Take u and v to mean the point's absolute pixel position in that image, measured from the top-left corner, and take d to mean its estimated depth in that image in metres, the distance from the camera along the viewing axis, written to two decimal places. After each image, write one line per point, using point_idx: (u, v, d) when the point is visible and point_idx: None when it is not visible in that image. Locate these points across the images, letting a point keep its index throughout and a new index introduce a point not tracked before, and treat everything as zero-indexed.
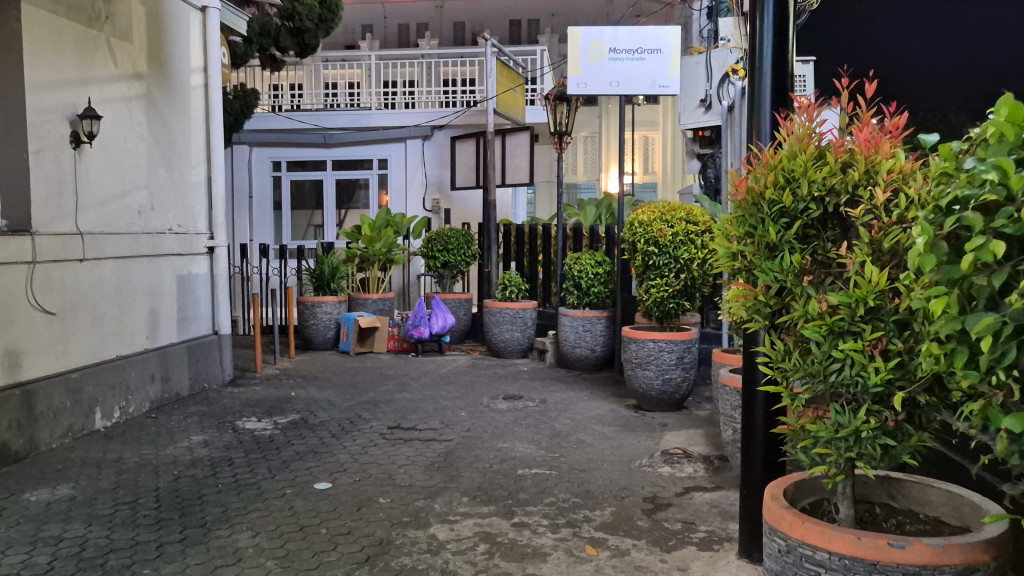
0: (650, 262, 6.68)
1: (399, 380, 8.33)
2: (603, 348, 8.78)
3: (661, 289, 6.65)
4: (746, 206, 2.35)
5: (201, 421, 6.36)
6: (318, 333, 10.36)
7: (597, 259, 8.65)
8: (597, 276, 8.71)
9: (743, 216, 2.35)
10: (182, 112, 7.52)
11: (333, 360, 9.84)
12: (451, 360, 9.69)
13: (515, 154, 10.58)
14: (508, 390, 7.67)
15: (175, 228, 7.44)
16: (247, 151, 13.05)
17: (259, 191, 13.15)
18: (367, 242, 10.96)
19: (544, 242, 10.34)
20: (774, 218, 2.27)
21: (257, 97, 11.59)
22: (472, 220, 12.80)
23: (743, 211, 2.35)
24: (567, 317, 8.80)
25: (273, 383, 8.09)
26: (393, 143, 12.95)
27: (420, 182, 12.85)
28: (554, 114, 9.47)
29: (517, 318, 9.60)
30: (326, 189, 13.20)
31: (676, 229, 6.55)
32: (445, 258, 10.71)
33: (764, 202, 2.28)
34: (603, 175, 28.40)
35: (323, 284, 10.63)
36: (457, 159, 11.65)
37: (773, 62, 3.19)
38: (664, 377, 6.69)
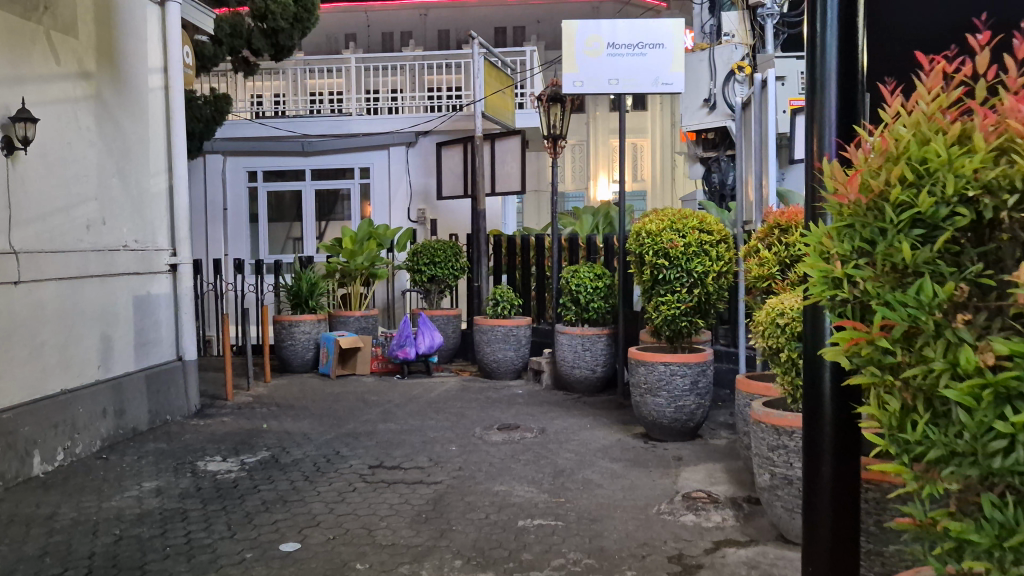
0: (659, 276, 6.05)
1: (382, 408, 7.62)
2: (604, 369, 8.11)
3: (673, 306, 5.97)
4: (856, 213, 1.72)
5: (157, 463, 5.62)
6: (296, 355, 9.63)
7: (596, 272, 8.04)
8: (597, 290, 8.09)
9: (852, 227, 1.72)
10: (138, 116, 6.80)
11: (312, 384, 9.11)
12: (440, 383, 8.98)
13: (505, 161, 9.92)
14: (503, 418, 6.98)
15: (130, 243, 6.70)
16: (220, 161, 12.33)
17: (234, 203, 12.42)
18: (348, 256, 10.31)
19: (537, 254, 9.70)
20: (902, 228, 1.64)
21: (231, 103, 10.85)
22: (459, 231, 12.12)
23: (853, 221, 1.72)
24: (564, 335, 8.14)
25: (244, 413, 7.36)
26: (375, 151, 12.26)
27: (405, 191, 12.16)
28: (547, 117, 8.80)
29: (511, 337, 8.91)
30: (305, 200, 12.49)
31: (688, 239, 5.90)
32: (432, 271, 10.08)
33: (887, 205, 1.65)
34: (591, 183, 28.04)
35: (301, 302, 9.91)
36: (443, 166, 10.95)
37: (840, 54, 2.52)
38: (677, 405, 6.02)
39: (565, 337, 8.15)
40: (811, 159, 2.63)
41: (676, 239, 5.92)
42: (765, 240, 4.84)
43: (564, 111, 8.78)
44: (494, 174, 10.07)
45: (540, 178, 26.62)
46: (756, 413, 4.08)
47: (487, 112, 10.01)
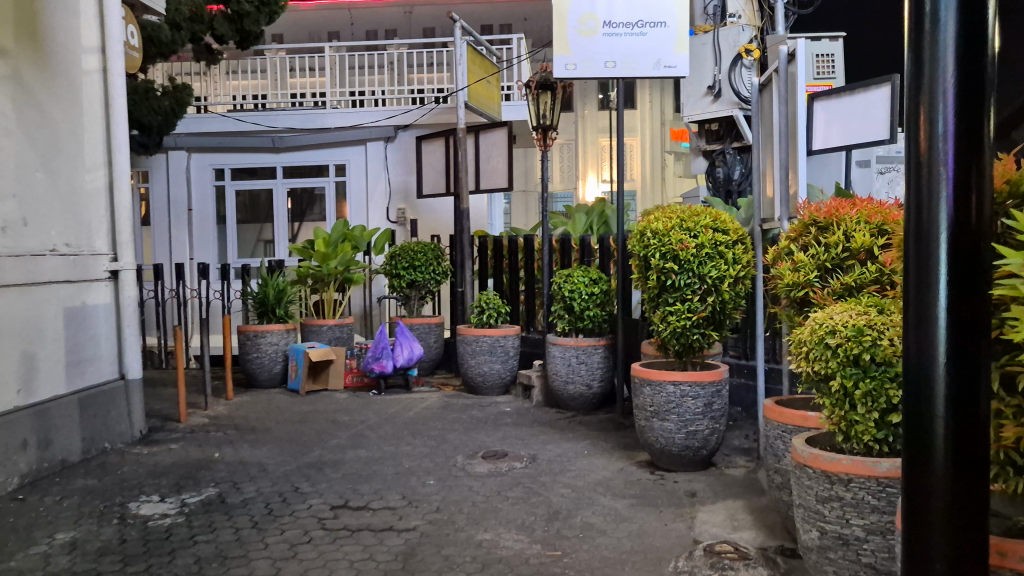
0: (666, 282, 5.26)
1: (353, 431, 6.79)
2: (601, 383, 7.34)
3: (683, 317, 5.20)
4: None
5: (81, 506, 4.77)
6: (262, 369, 8.77)
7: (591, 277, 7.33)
8: (592, 297, 7.36)
9: None
10: (69, 102, 5.97)
11: (279, 401, 8.27)
12: (420, 399, 8.16)
13: (490, 155, 9.11)
14: (488, 444, 6.16)
15: (61, 247, 5.87)
16: (184, 158, 11.45)
17: (200, 203, 11.55)
18: (321, 260, 9.49)
19: (525, 256, 8.90)
20: None
21: (192, 94, 9.93)
22: (442, 232, 11.31)
23: None
24: (556, 347, 7.36)
25: (196, 438, 6.51)
26: (352, 146, 11.43)
27: (383, 190, 11.34)
28: (536, 105, 7.99)
29: (497, 348, 8.11)
30: (276, 200, 11.63)
31: (700, 240, 5.13)
32: (411, 276, 9.30)
33: None
34: (580, 184, 27.40)
35: (267, 310, 9.06)
36: (423, 162, 10.12)
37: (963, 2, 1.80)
38: (689, 430, 5.24)
39: (556, 348, 7.37)
40: (911, 140, 1.90)
41: (688, 239, 5.15)
42: (798, 239, 4.08)
43: (554, 100, 7.98)
44: (478, 169, 9.26)
45: (527, 178, 25.88)
46: (798, 453, 3.28)
47: (470, 103, 9.22)
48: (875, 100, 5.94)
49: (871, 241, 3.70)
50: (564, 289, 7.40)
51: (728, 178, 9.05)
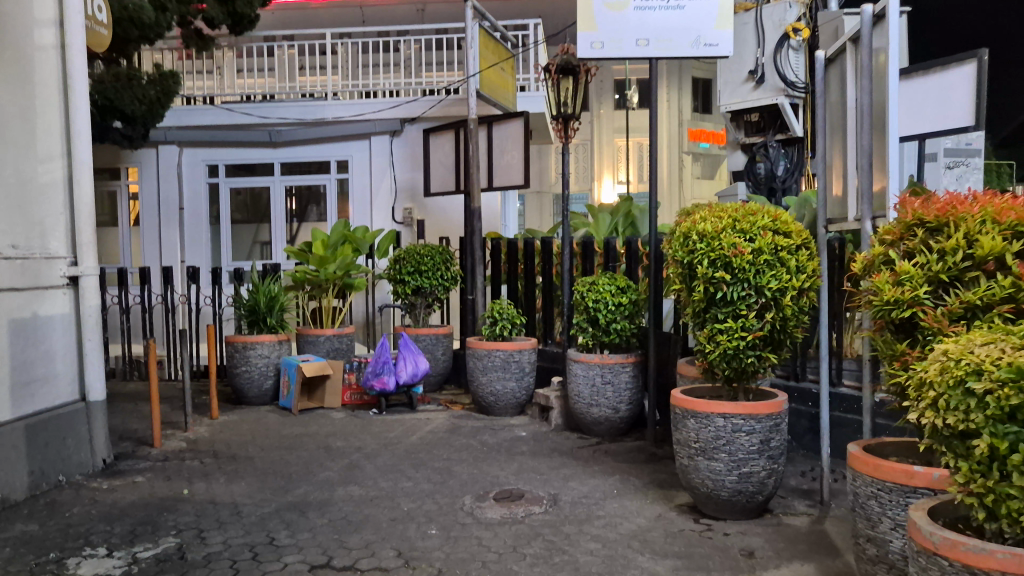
0: (716, 294, 4.39)
1: (348, 460, 5.95)
2: (629, 406, 6.48)
3: (735, 337, 4.33)
4: None
5: (9, 565, 3.95)
6: (251, 384, 7.94)
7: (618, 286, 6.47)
8: (620, 308, 6.51)
9: None
10: (12, 79, 5.17)
11: (269, 421, 7.44)
12: (425, 420, 7.31)
13: (504, 149, 8.26)
14: (501, 480, 5.31)
15: (8, 250, 5.07)
16: (175, 153, 10.66)
17: (192, 202, 10.75)
18: (318, 263, 8.68)
19: (543, 260, 8.05)
20: None
21: (180, 82, 9.13)
22: (451, 233, 10.47)
23: None
24: (579, 364, 6.51)
25: (167, 470, 5.68)
26: (355, 141, 10.61)
27: (388, 188, 10.52)
28: (556, 91, 7.15)
29: (511, 364, 7.26)
30: (274, 198, 10.82)
31: (756, 244, 4.25)
32: (417, 282, 8.47)
33: None
34: (596, 185, 26.60)
35: (258, 319, 8.17)
36: (431, 157, 9.29)
37: None
38: (742, 473, 4.38)
39: (577, 365, 6.52)
40: None
41: (742, 243, 4.27)
42: (898, 242, 3.19)
43: (576, 85, 7.12)
44: (491, 164, 8.41)
45: (542, 179, 25.13)
46: (923, 536, 2.43)
47: (482, 91, 8.38)
48: (954, 81, 4.98)
49: (1005, 245, 2.79)
50: (586, 299, 6.54)
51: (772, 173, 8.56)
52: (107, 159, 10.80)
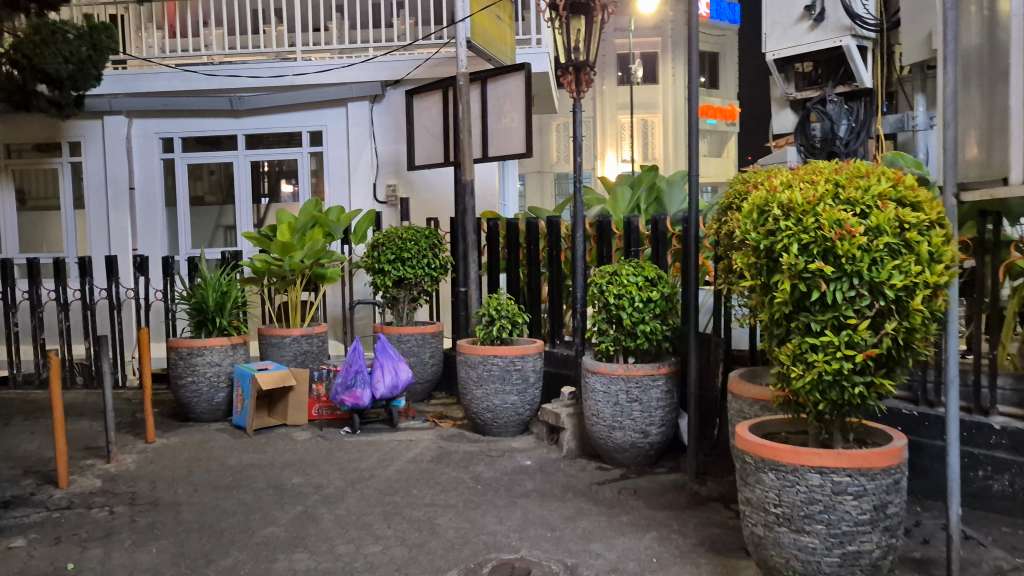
0: (809, 293, 3.01)
1: (302, 507, 4.60)
2: (661, 429, 5.16)
3: (837, 356, 2.97)
4: None
5: None
6: (200, 398, 6.60)
7: (647, 277, 5.12)
8: (650, 306, 5.16)
9: None
10: None
11: (217, 445, 6.10)
12: (407, 444, 5.96)
13: (502, 110, 6.83)
14: (498, 544, 3.95)
15: None
16: (123, 124, 9.26)
17: (144, 180, 9.37)
18: (282, 251, 7.33)
19: (551, 242, 6.68)
20: None
21: (114, 37, 7.73)
22: (441, 213, 9.08)
23: None
24: (598, 376, 5.16)
25: (61, 527, 4.33)
26: (330, 108, 9.19)
27: (368, 162, 9.13)
28: (565, 32, 5.73)
29: (512, 374, 5.90)
30: (238, 175, 9.39)
31: (873, 221, 2.87)
32: (399, 271, 7.14)
33: None
34: (599, 163, 25.09)
35: (206, 320, 6.72)
36: (414, 122, 7.88)
37: None
38: (847, 553, 3.03)
39: (595, 376, 5.18)
40: None
41: (852, 219, 2.88)
42: None
43: (591, 26, 5.71)
44: (485, 129, 6.98)
45: (542, 158, 23.77)
46: None
47: (474, 40, 6.97)
48: None
49: None
50: (606, 293, 5.19)
51: (833, 133, 9.16)
52: (46, 132, 9.39)
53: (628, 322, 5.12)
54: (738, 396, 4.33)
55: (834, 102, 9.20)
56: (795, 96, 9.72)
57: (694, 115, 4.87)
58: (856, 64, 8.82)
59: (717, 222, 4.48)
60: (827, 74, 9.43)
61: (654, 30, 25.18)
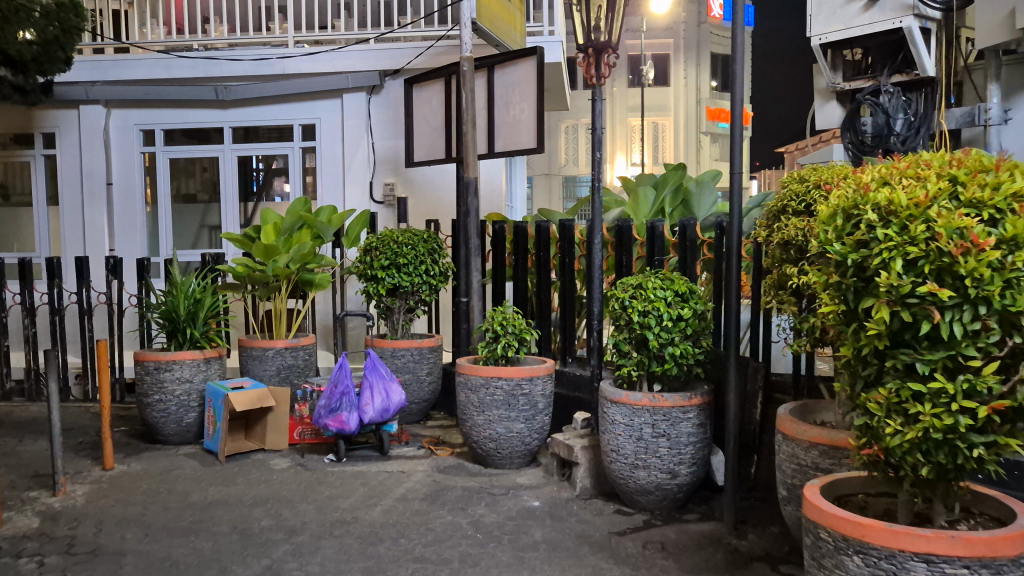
0: (913, 325, 2.28)
1: (268, 560, 3.88)
2: (691, 469, 4.44)
3: (951, 409, 2.22)
4: None
5: None
6: (168, 419, 5.88)
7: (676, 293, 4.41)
8: (679, 326, 4.44)
9: None
10: None
11: (183, 473, 5.38)
12: (398, 477, 5.23)
13: (510, 100, 6.13)
14: None
15: None
16: (101, 115, 8.57)
17: (123, 175, 8.68)
18: (265, 255, 6.63)
19: (564, 248, 6.00)
20: None
21: (82, 15, 7.09)
22: (442, 214, 8.39)
23: None
24: (619, 406, 4.44)
25: None
26: (323, 100, 8.49)
27: (363, 159, 8.40)
28: (585, 9, 5.03)
29: (518, 400, 5.18)
30: (223, 172, 8.68)
31: (1009, 231, 2.13)
32: (394, 279, 6.42)
33: None
34: (608, 166, 24.39)
35: (176, 331, 6.02)
36: (414, 113, 7.19)
37: None
38: None
39: (614, 406, 4.46)
40: None
41: (979, 227, 2.15)
42: None
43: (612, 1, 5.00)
44: (492, 121, 6.28)
45: (550, 160, 23.09)
46: None
47: (480, 22, 6.26)
48: None
49: None
50: (630, 309, 4.47)
51: (888, 128, 8.26)
52: (18, 122, 8.72)
53: (654, 344, 4.40)
54: (789, 437, 3.61)
55: (889, 94, 8.33)
56: (843, 86, 9.18)
57: (737, 100, 4.17)
58: (918, 47, 8.06)
59: (767, 229, 3.76)
60: (880, 61, 8.77)
61: (665, 32, 24.48)
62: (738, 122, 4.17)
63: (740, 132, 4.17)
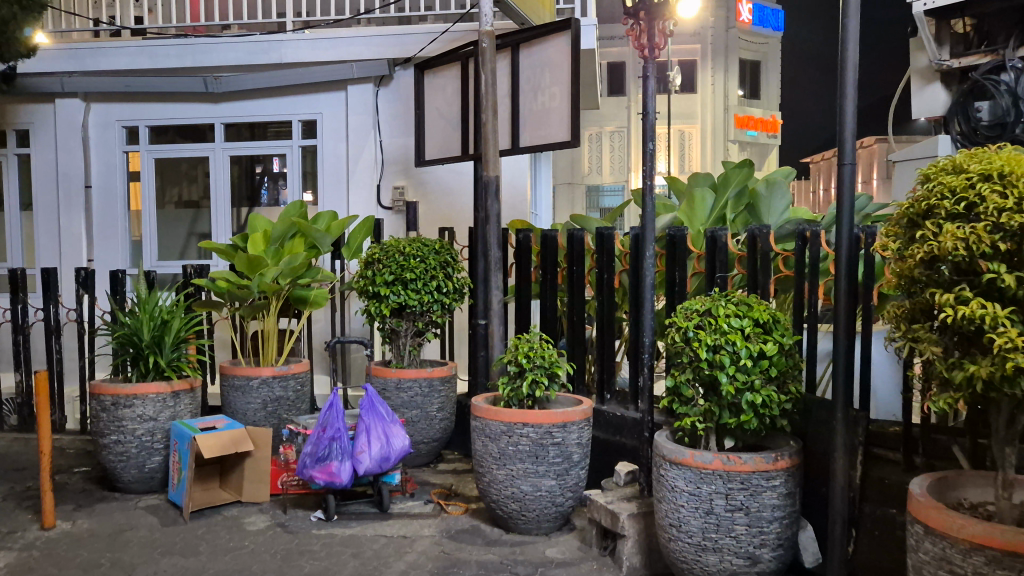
0: None
1: None
2: (775, 553, 3.39)
3: None
4: None
5: None
6: (127, 464, 4.92)
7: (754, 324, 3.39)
8: (760, 368, 3.40)
9: None
10: None
11: (138, 534, 4.41)
12: (398, 545, 4.22)
13: (539, 85, 5.13)
14: None
15: None
16: (80, 110, 7.69)
17: (103, 177, 7.79)
18: (249, 267, 5.66)
19: (602, 262, 5.02)
20: None
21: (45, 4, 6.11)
22: (458, 222, 7.38)
23: None
24: (681, 469, 3.42)
25: None
26: (326, 92, 7.55)
27: (369, 159, 7.45)
28: None
29: (547, 451, 4.16)
30: (214, 173, 7.76)
31: None
32: (400, 297, 5.43)
33: None
34: None
35: (139, 358, 5.06)
36: (426, 104, 6.22)
37: None
38: None
39: (675, 469, 3.44)
40: None
41: None
42: None
43: None
44: (516, 109, 5.28)
45: (573, 170, 22.08)
46: None
47: None
48: None
49: None
50: (696, 343, 3.44)
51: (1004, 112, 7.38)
52: None
53: (728, 390, 3.36)
54: (940, 532, 2.54)
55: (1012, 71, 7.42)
56: (949, 63, 8.26)
57: (848, 67, 3.11)
58: None
59: (898, 240, 2.71)
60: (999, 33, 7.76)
61: (693, 37, 23.39)
62: (850, 98, 3.10)
63: (854, 111, 3.09)
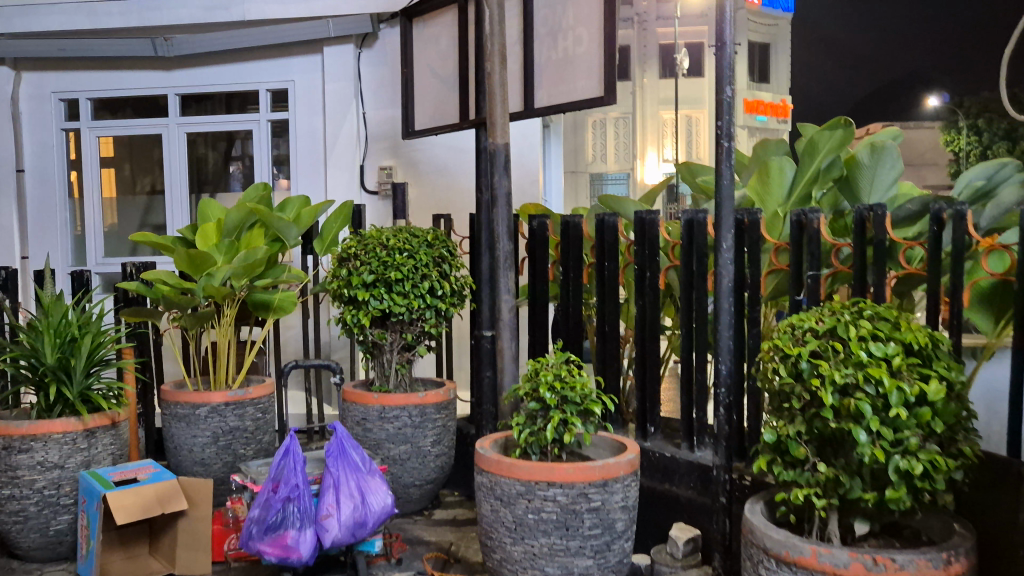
0: None
1: None
2: None
3: None
4: None
5: None
6: (26, 527, 3.76)
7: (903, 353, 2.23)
8: (920, 421, 2.20)
9: None
10: None
11: None
12: None
13: (559, 25, 3.95)
14: None
15: None
16: (8, 80, 6.51)
17: (38, 159, 6.62)
18: (189, 266, 4.48)
19: (643, 256, 3.84)
20: None
21: None
22: (456, 208, 6.23)
23: None
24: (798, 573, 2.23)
25: None
26: (298, 56, 6.38)
27: (350, 135, 6.27)
28: None
29: (581, 521, 2.99)
30: (168, 153, 6.57)
31: None
32: (381, 302, 4.26)
33: None
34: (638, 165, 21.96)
35: (44, 385, 3.89)
36: (415, 62, 5.04)
37: None
38: None
39: (786, 572, 2.26)
40: None
41: None
42: None
43: None
44: (530, 60, 4.10)
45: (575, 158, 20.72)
46: None
47: None
48: None
49: None
50: (816, 382, 2.26)
51: None
52: None
53: (872, 454, 2.18)
54: None
55: None
56: None
57: None
58: None
59: None
60: None
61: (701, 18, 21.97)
62: None
63: None
